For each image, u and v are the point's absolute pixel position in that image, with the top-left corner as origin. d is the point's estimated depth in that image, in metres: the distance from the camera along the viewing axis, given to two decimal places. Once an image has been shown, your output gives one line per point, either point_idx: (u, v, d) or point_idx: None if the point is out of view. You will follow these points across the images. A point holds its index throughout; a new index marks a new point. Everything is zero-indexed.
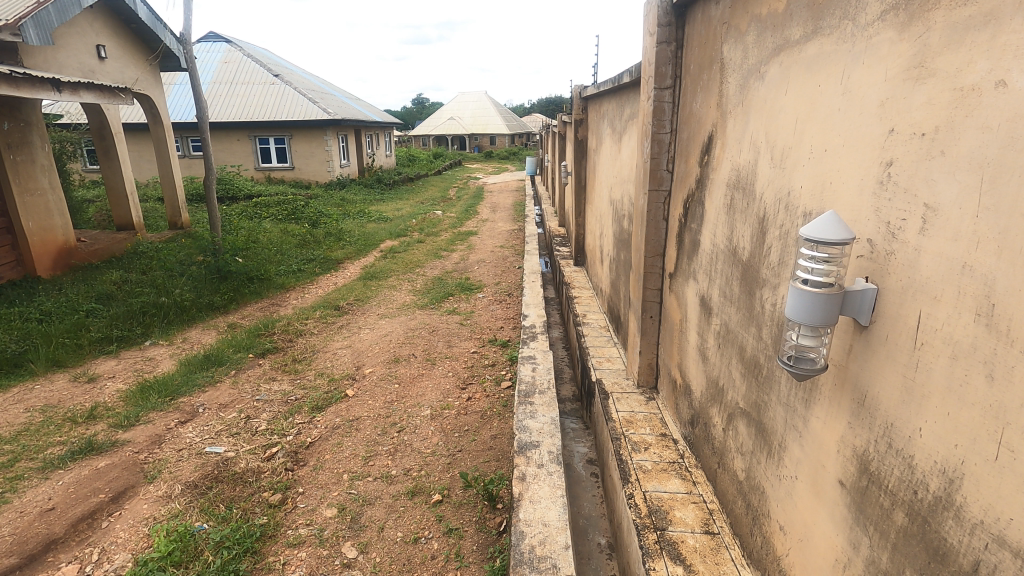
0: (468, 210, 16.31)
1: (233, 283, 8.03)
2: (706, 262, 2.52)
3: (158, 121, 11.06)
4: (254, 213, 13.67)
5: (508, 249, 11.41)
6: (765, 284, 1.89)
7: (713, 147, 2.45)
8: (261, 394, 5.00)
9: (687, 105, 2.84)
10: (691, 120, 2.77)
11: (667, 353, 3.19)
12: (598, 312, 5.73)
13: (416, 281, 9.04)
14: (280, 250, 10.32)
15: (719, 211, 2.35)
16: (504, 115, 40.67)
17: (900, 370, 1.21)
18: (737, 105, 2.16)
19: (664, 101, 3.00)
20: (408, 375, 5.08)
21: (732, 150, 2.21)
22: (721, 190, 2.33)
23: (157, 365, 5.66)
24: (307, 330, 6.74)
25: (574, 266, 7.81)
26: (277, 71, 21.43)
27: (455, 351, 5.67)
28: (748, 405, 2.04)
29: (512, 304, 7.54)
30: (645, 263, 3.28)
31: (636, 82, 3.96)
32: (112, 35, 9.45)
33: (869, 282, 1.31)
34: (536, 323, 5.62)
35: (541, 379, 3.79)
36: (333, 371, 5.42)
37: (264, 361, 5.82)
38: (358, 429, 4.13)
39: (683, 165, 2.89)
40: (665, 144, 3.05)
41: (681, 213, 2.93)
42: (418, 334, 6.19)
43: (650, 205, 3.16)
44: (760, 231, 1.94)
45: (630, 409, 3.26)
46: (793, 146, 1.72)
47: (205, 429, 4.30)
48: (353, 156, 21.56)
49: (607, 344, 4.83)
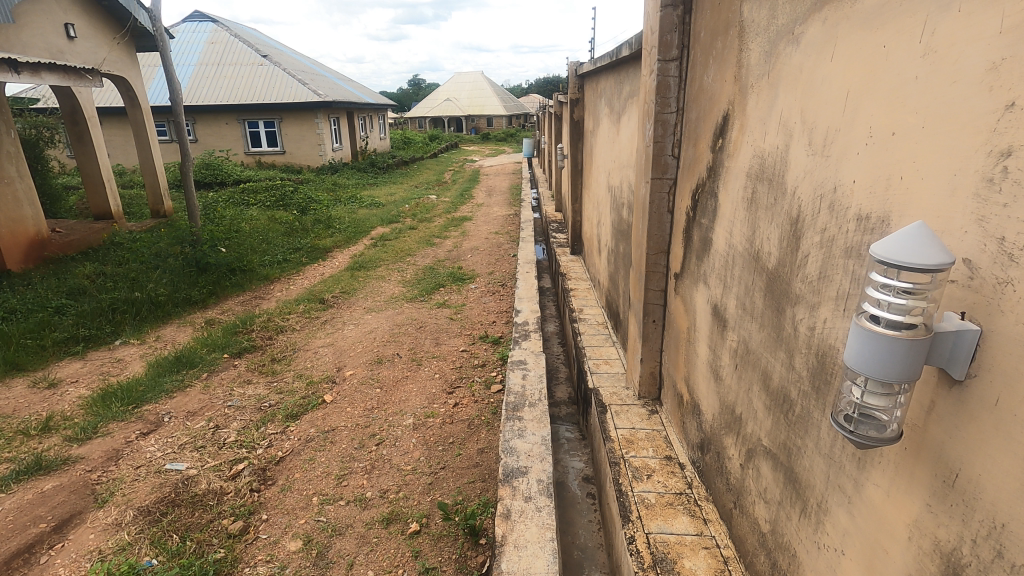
0: (463, 194, 15.85)
1: (213, 276, 7.65)
2: (720, 265, 2.15)
3: (135, 105, 10.71)
4: (241, 200, 13.21)
5: (503, 235, 11.00)
6: (798, 301, 1.52)
7: (728, 129, 2.06)
8: (233, 400, 4.65)
9: (697, 79, 2.43)
10: (702, 97, 2.36)
11: (672, 364, 2.83)
12: (595, 306, 5.37)
13: (406, 271, 8.65)
14: (265, 239, 9.90)
15: (736, 206, 1.96)
16: (501, 95, 39.83)
17: (1018, 453, 0.84)
18: (761, 76, 1.77)
19: (669, 75, 2.59)
20: (391, 378, 4.72)
21: (754, 132, 1.82)
22: (739, 181, 1.94)
23: (126, 367, 5.31)
24: (288, 326, 6.37)
25: (570, 255, 7.42)
26: (265, 52, 20.75)
27: (443, 350, 5.30)
28: (774, 445, 1.68)
29: (505, 295, 7.18)
30: (648, 262, 2.90)
31: (636, 55, 3.54)
32: (82, 13, 8.88)
33: (968, 321, 0.93)
34: (529, 319, 5.25)
35: (532, 388, 3.42)
36: (312, 373, 5.07)
37: (239, 362, 5.45)
38: (334, 442, 3.78)
39: (692, 149, 2.49)
40: (670, 125, 2.65)
41: (688, 205, 2.54)
42: (404, 330, 5.82)
43: (653, 197, 2.77)
44: (792, 234, 1.56)
45: (630, 425, 2.91)
46: (840, 129, 1.33)
47: (168, 442, 3.95)
48: (345, 140, 21.01)
49: (604, 344, 4.47)
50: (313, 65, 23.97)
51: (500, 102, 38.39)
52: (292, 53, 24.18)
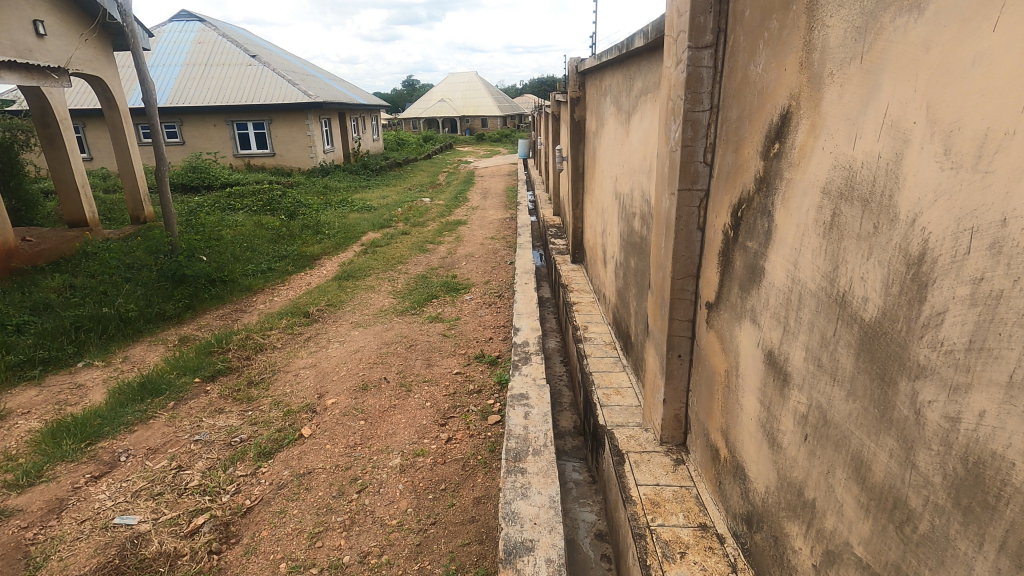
0: (457, 196, 15.41)
1: (191, 288, 7.17)
2: (776, 303, 1.71)
3: (113, 106, 10.20)
4: (227, 204, 12.70)
5: (499, 240, 10.54)
6: (922, 374, 1.08)
7: (790, 131, 1.62)
8: (200, 433, 4.17)
9: (739, 70, 1.98)
10: (747, 91, 1.92)
11: (705, 409, 2.39)
12: (601, 323, 4.93)
13: (397, 280, 8.18)
14: (249, 246, 9.41)
15: (806, 231, 1.52)
16: (496, 96, 39.41)
17: None
18: (848, 61, 1.33)
19: (702, 65, 2.14)
20: (378, 407, 4.26)
21: (836, 133, 1.38)
22: (811, 199, 1.50)
23: (86, 394, 4.81)
24: (268, 344, 5.89)
25: (571, 263, 6.97)
26: (254, 52, 20.21)
27: (435, 372, 4.85)
28: (876, 562, 1.24)
29: (503, 307, 6.73)
30: (673, 287, 2.45)
31: (652, 46, 3.09)
32: (51, 9, 8.33)
33: None
34: (529, 338, 4.80)
35: (536, 429, 2.97)
36: (291, 400, 4.61)
37: (212, 387, 4.97)
38: (309, 488, 3.32)
39: (732, 155, 2.04)
40: (702, 127, 2.22)
41: (727, 223, 2.10)
42: (393, 350, 5.35)
43: (680, 211, 2.33)
44: (914, 278, 1.11)
45: (653, 480, 2.48)
46: (1016, 129, 0.88)
47: (122, 488, 3.48)
48: (337, 141, 20.51)
49: (614, 369, 4.03)
50: (303, 65, 23.45)
51: (495, 102, 37.95)
52: (281, 53, 23.60)
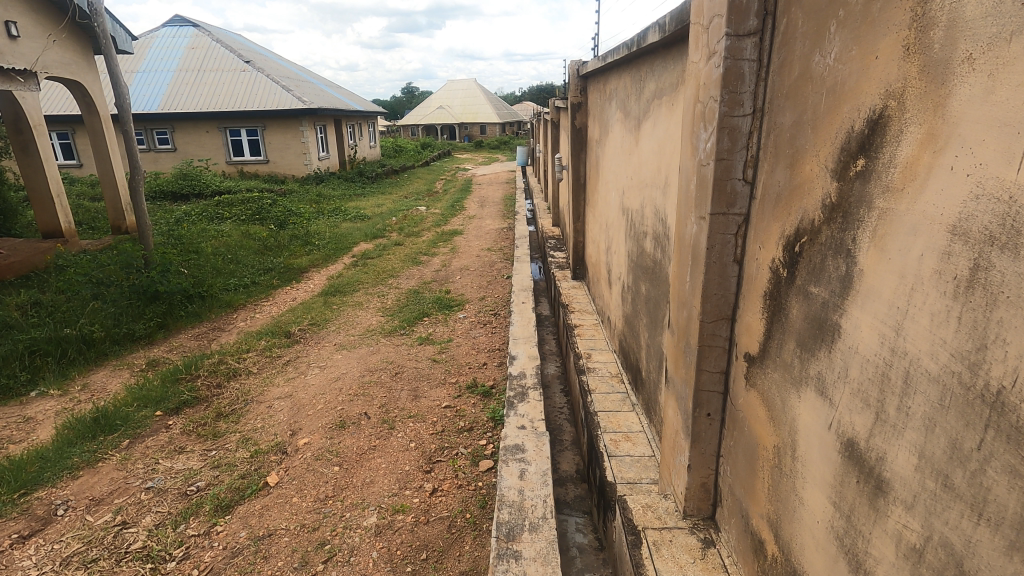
0: (454, 205, 14.96)
1: (164, 306, 6.70)
2: (862, 380, 1.24)
3: (93, 111, 9.74)
4: (214, 213, 12.23)
5: (496, 252, 10.08)
6: None
7: (886, 144, 1.17)
8: (153, 480, 3.68)
9: (796, 61, 1.53)
10: (808, 89, 1.47)
11: (743, 486, 1.92)
12: (605, 350, 4.48)
13: (388, 296, 7.71)
14: (233, 258, 8.93)
15: (921, 286, 1.06)
16: (495, 103, 39.10)
17: None
18: (1005, 37, 0.88)
19: (742, 58, 1.70)
20: (356, 448, 3.79)
21: (981, 147, 0.92)
22: (929, 241, 1.04)
23: (33, 430, 4.32)
24: (242, 369, 5.41)
25: (572, 279, 6.52)
26: (248, 58, 19.83)
27: (422, 405, 4.38)
28: None
29: (499, 327, 6.27)
30: (703, 333, 1.99)
31: (671, 42, 2.65)
32: (25, 10, 7.86)
33: None
34: (526, 368, 4.32)
35: (533, 493, 2.51)
36: (260, 438, 4.13)
37: (174, 421, 4.48)
38: (268, 557, 2.85)
39: (786, 172, 1.59)
40: (742, 135, 1.77)
41: (777, 259, 1.64)
42: (377, 378, 4.87)
43: (712, 240, 1.87)
44: None
45: (678, 570, 2.01)
46: None
47: (52, 552, 3.01)
48: (333, 148, 20.10)
49: (622, 408, 3.56)
50: (299, 72, 23.09)
51: (494, 109, 37.62)
52: (275, 58, 23.22)
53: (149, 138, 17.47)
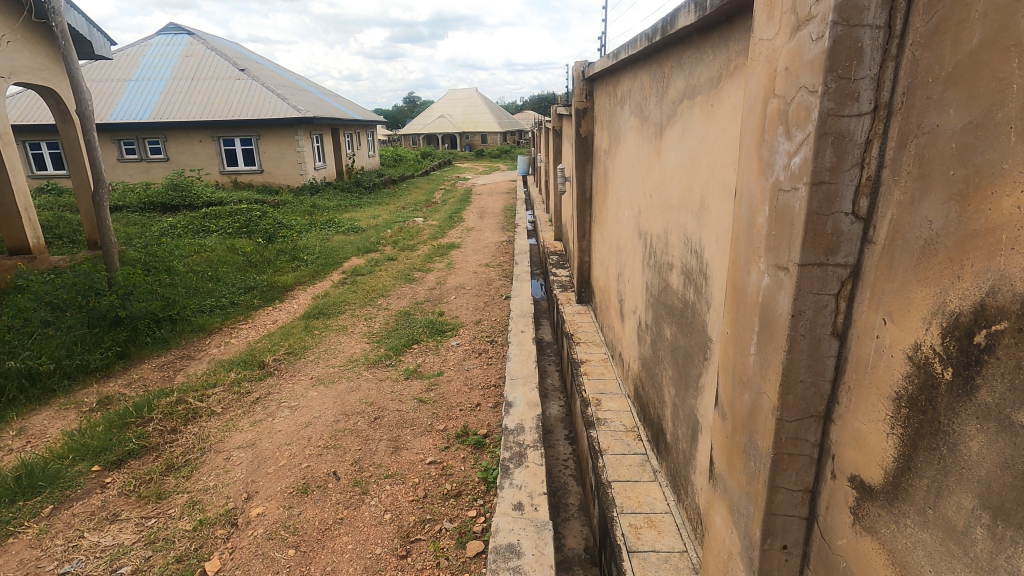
0: (451, 216, 14.36)
1: (127, 331, 6.06)
2: None
3: (67, 120, 9.20)
4: (201, 226, 11.62)
5: (494, 268, 9.44)
6: None
7: None
8: (71, 562, 3.02)
9: (976, 21, 0.90)
10: (1010, 64, 0.84)
11: None
12: (616, 394, 3.83)
13: (375, 319, 7.06)
14: (212, 276, 8.31)
15: None
16: (496, 113, 38.67)
17: None
18: None
19: (862, 22, 1.07)
20: (320, 521, 3.14)
21: None
22: None
23: None
24: (203, 409, 4.75)
25: (575, 303, 5.87)
26: (243, 66, 19.35)
27: (402, 460, 3.73)
28: None
29: (495, 357, 5.62)
30: (782, 435, 1.34)
31: (710, 25, 2.06)
32: None
33: None
34: (524, 418, 3.68)
35: None
36: (208, 502, 3.47)
37: (113, 478, 3.82)
38: None
39: (952, 207, 0.95)
40: (854, 144, 1.13)
41: (930, 347, 1.00)
42: (352, 425, 4.22)
43: (802, 303, 1.23)
44: None
45: None
46: None
47: None
48: (330, 157, 19.56)
49: (641, 476, 2.91)
50: (296, 80, 22.62)
51: (494, 117, 37.09)
52: (273, 67, 22.77)
53: (140, 147, 16.89)
